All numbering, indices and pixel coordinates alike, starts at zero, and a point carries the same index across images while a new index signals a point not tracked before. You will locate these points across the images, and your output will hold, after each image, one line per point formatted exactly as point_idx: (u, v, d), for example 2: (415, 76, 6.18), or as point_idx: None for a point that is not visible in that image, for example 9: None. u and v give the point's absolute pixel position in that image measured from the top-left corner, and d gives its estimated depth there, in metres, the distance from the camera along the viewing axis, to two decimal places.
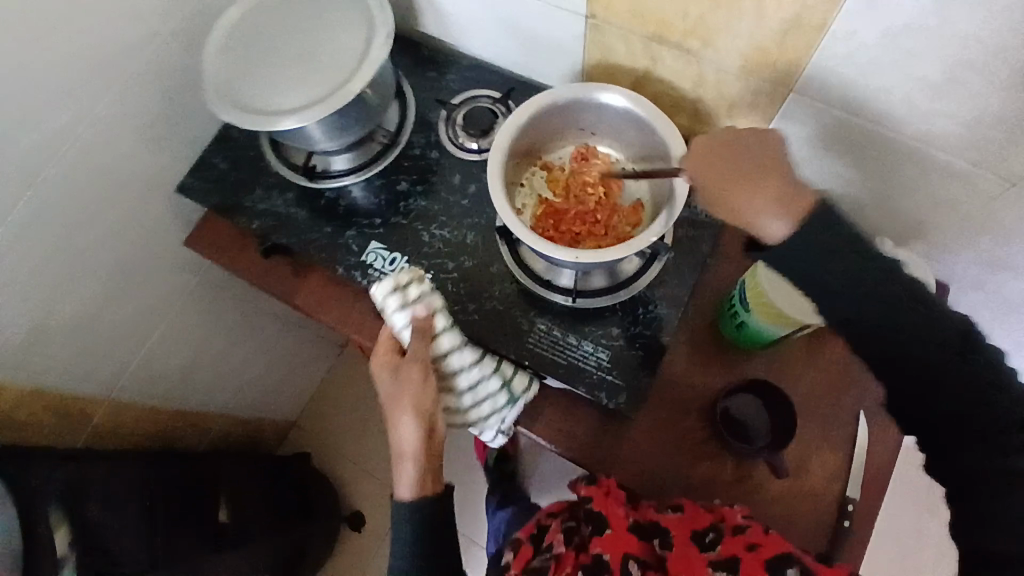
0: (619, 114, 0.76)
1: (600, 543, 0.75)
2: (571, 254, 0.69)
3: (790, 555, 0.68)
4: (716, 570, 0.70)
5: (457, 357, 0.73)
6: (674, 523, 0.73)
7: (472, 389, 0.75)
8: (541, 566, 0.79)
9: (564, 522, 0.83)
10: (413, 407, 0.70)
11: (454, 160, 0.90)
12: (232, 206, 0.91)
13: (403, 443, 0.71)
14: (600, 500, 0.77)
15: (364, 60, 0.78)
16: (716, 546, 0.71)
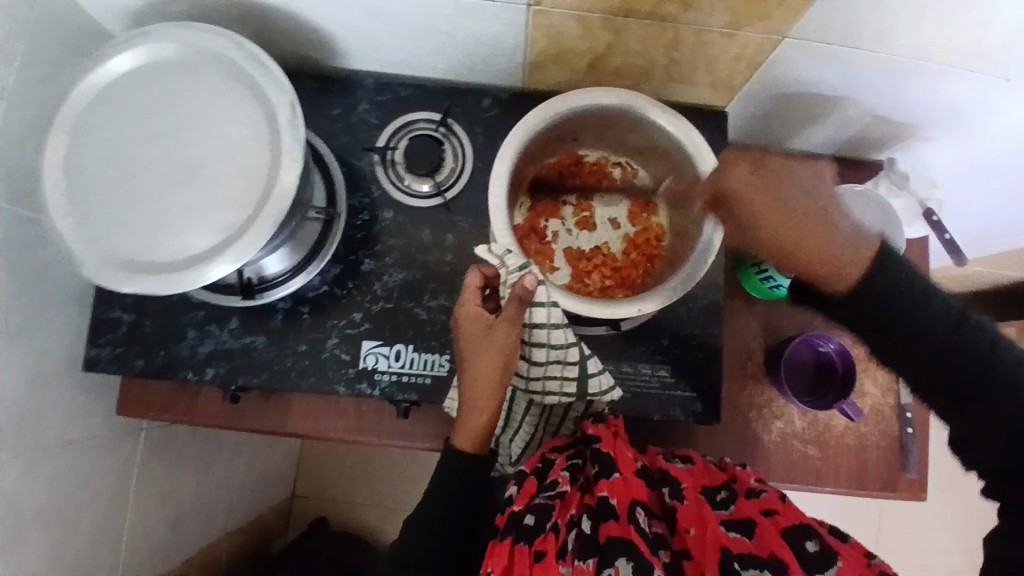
0: (608, 116, 0.64)
1: (606, 487, 0.58)
2: (637, 309, 0.59)
3: (809, 523, 0.55)
4: (731, 529, 0.56)
5: (558, 349, 0.61)
6: (683, 472, 0.64)
7: (568, 383, 0.64)
8: (543, 504, 0.59)
9: (571, 461, 0.65)
10: (496, 379, 0.58)
11: (411, 209, 0.75)
12: (170, 362, 0.75)
13: (475, 398, 0.59)
14: (609, 441, 0.63)
15: (278, 150, 0.60)
16: (730, 503, 0.60)
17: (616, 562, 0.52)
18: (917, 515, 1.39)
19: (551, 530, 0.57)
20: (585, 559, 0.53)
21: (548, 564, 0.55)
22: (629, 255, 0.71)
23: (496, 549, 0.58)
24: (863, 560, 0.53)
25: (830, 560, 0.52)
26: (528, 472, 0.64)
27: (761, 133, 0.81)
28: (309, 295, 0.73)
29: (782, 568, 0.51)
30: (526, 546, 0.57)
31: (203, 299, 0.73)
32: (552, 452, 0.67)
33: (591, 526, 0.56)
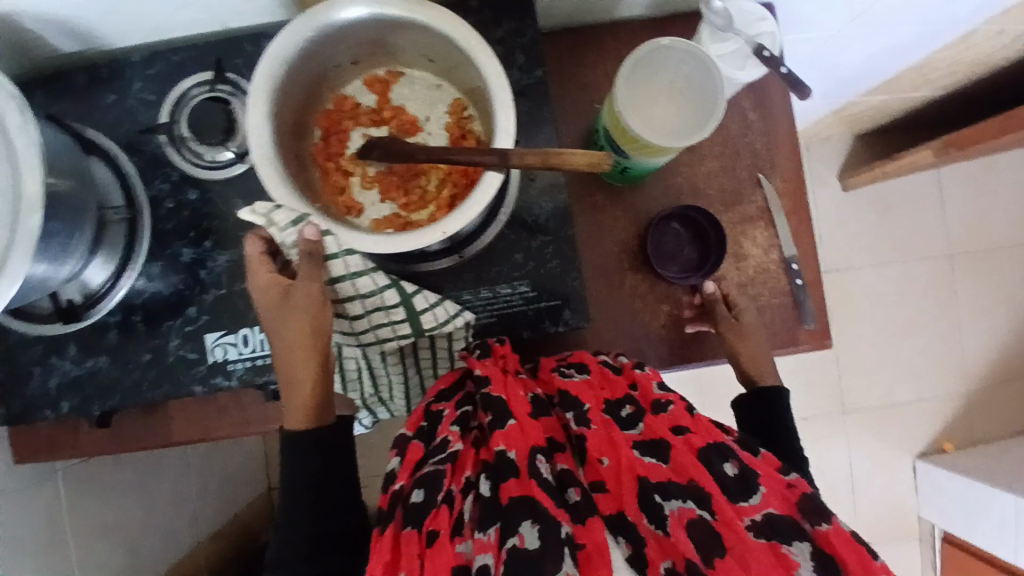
0: (367, 25, 0.57)
1: (502, 440, 0.53)
2: (439, 231, 0.55)
3: (725, 443, 0.53)
4: (646, 454, 0.53)
5: (372, 297, 0.61)
6: (581, 388, 0.58)
7: (400, 325, 0.63)
8: (432, 472, 0.54)
9: (461, 410, 0.60)
10: (308, 344, 0.57)
11: (219, 185, 0.69)
12: (21, 407, 0.71)
13: (290, 368, 0.58)
14: (499, 380, 0.58)
15: (14, 162, 0.54)
16: (637, 422, 0.55)
17: (520, 529, 0.48)
18: (877, 356, 1.40)
19: (443, 502, 0.52)
20: (485, 531, 0.49)
21: (444, 544, 0.50)
22: (444, 189, 0.64)
23: (380, 542, 0.52)
24: (782, 481, 0.52)
25: (752, 486, 0.51)
26: (411, 435, 0.59)
27: (580, 13, 0.72)
28: (136, 303, 0.69)
29: (703, 497, 0.50)
30: (415, 532, 0.51)
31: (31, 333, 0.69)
32: (438, 403, 0.61)
33: (490, 487, 0.51)
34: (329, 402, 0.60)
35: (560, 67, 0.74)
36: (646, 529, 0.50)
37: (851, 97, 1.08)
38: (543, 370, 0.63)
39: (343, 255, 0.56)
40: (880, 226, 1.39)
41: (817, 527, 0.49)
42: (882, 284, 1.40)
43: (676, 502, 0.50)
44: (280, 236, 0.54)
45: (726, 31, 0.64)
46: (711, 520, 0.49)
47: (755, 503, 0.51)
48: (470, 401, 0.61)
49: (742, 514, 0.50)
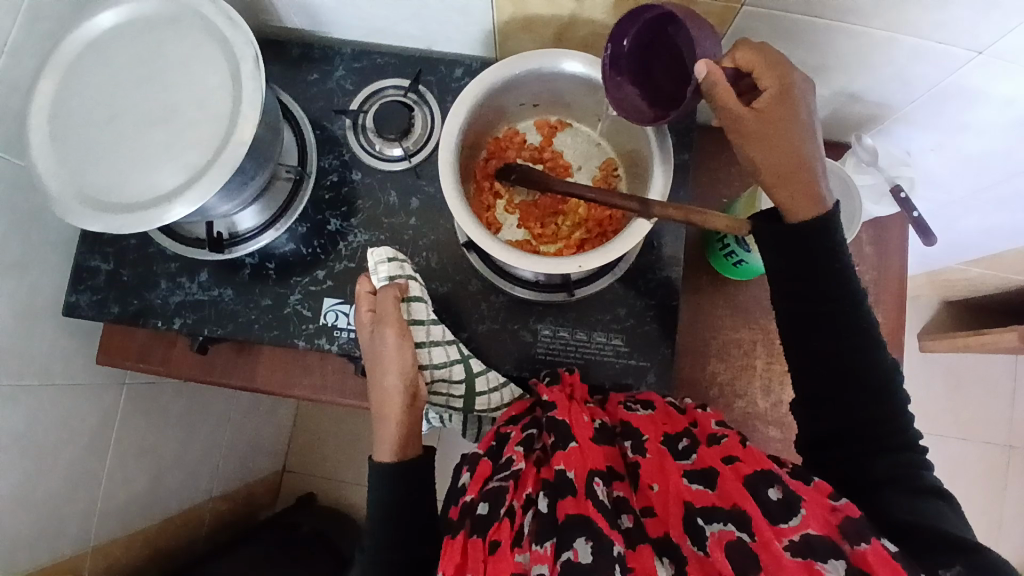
0: (567, 79, 0.65)
1: (562, 459, 0.55)
2: (575, 263, 0.60)
3: (771, 469, 0.52)
4: (694, 481, 0.54)
5: (442, 368, 0.70)
6: (643, 421, 0.62)
7: (455, 398, 0.72)
8: (497, 488, 0.57)
9: (526, 431, 0.63)
10: (398, 375, 0.65)
11: (379, 173, 0.77)
12: (142, 310, 0.78)
13: (382, 404, 0.65)
14: (563, 404, 0.61)
15: (240, 100, 0.63)
16: (692, 453, 0.57)
17: (575, 543, 0.49)
18: None
19: (506, 516, 0.54)
20: (541, 543, 0.50)
21: (504, 553, 0.51)
22: (576, 232, 0.70)
23: (450, 546, 0.54)
24: (825, 504, 0.50)
25: (793, 509, 0.50)
26: (481, 453, 0.62)
27: None
28: (275, 252, 0.76)
29: (744, 521, 0.50)
30: (480, 539, 0.54)
31: (175, 251, 0.76)
32: (506, 425, 0.65)
33: (548, 504, 0.53)
34: (413, 435, 0.66)
35: (703, 157, 0.80)
36: (688, 549, 0.51)
37: (953, 263, 1.10)
38: (610, 403, 0.67)
39: (413, 325, 0.70)
40: (946, 397, 1.37)
41: (855, 546, 0.47)
42: (937, 457, 1.36)
43: (717, 525, 0.51)
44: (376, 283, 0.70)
45: (868, 165, 0.70)
46: (749, 540, 0.49)
47: (795, 524, 0.49)
48: (535, 424, 0.64)
49: (778, 533, 0.49)
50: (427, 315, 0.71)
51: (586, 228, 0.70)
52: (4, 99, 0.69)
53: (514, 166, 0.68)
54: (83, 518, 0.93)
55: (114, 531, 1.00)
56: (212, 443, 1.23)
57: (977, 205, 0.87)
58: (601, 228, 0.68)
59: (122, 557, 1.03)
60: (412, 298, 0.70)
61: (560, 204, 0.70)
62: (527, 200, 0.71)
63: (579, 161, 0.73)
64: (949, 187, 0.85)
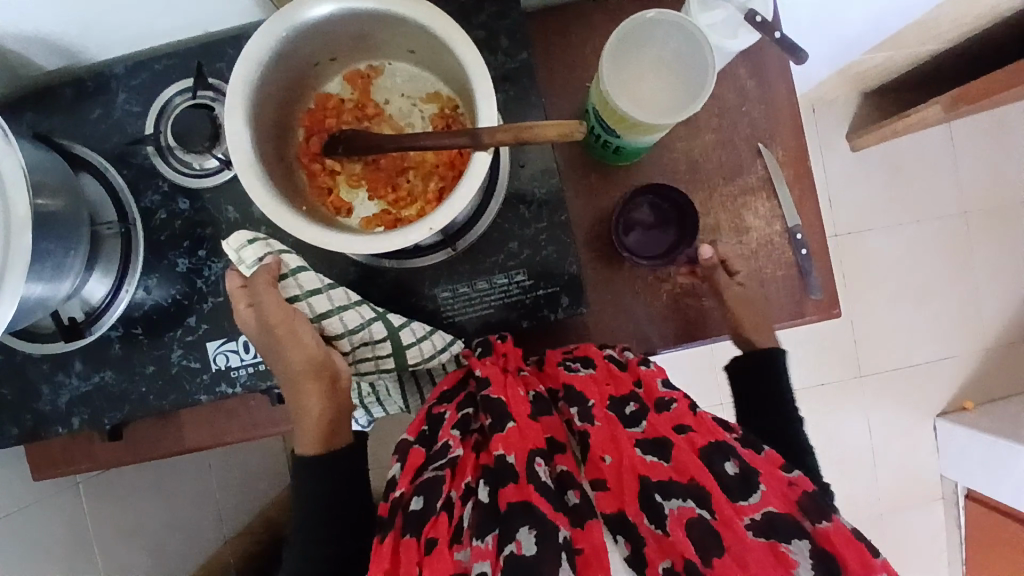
0: (341, 20, 0.55)
1: (501, 443, 0.51)
2: (428, 227, 0.53)
3: (727, 441, 0.52)
4: (647, 453, 0.52)
5: (359, 331, 0.62)
6: (585, 382, 0.56)
7: (385, 360, 0.64)
8: (431, 479, 0.53)
9: (461, 411, 0.57)
10: (298, 364, 0.59)
11: (207, 191, 0.68)
12: (39, 422, 0.72)
13: (292, 395, 0.60)
14: (498, 381, 0.55)
15: (0, 180, 0.54)
16: (640, 419, 0.54)
17: (517, 535, 0.48)
18: (894, 319, 1.37)
19: (442, 510, 0.52)
20: (482, 538, 0.49)
21: (442, 553, 0.50)
22: (431, 184, 0.63)
23: (379, 552, 0.51)
24: (782, 478, 0.50)
25: (752, 484, 0.50)
26: (411, 441, 0.56)
27: None
28: (137, 315, 0.69)
29: (703, 497, 0.50)
30: (415, 538, 0.51)
31: (43, 351, 0.71)
32: (440, 405, 0.58)
33: (488, 494, 0.50)
34: (338, 421, 0.61)
35: (547, 47, 0.71)
36: (646, 529, 0.51)
37: (857, 56, 1.04)
38: (547, 363, 0.60)
39: (310, 297, 0.61)
40: (893, 187, 1.35)
41: (817, 524, 0.48)
42: (899, 247, 1.36)
43: (676, 501, 0.50)
44: (245, 271, 0.61)
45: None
46: (710, 518, 0.49)
47: (755, 501, 0.50)
48: (471, 401, 0.58)
49: (739, 512, 0.49)
50: (322, 282, 0.63)
51: (440, 174, 0.62)
52: None
53: (336, 136, 0.60)
54: None
55: None
56: (206, 492, 1.22)
57: None
58: (455, 170, 0.61)
59: None
60: (295, 270, 0.62)
61: (403, 159, 0.63)
62: (366, 168, 0.63)
63: (406, 101, 0.64)
64: None
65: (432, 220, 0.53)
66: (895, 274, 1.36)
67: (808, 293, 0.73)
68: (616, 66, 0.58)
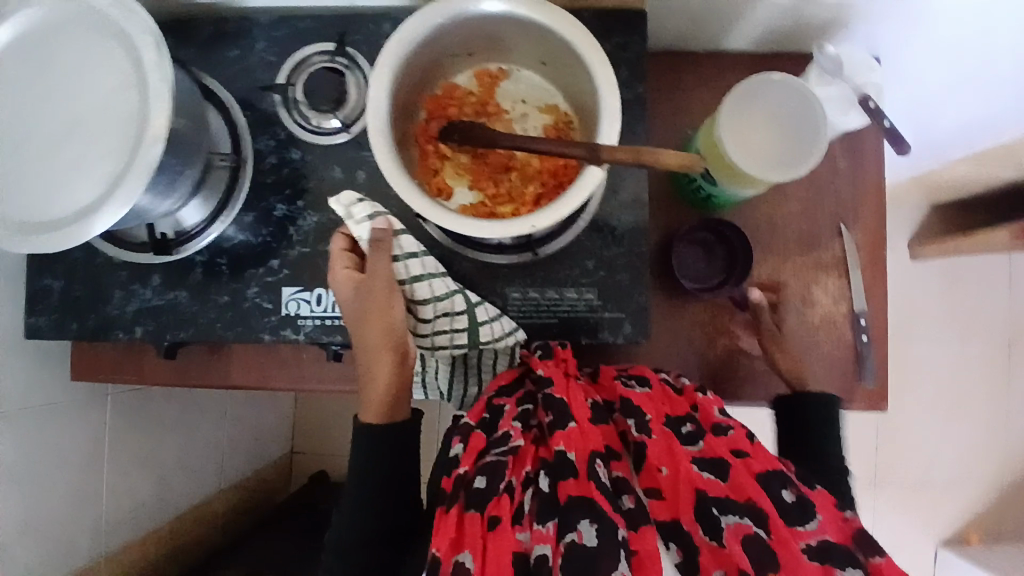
0: (493, 20, 0.59)
1: (562, 439, 0.54)
2: (528, 224, 0.57)
3: (783, 471, 0.56)
4: (704, 470, 0.56)
5: (443, 300, 0.65)
6: (643, 400, 0.58)
7: (459, 335, 0.66)
8: (495, 462, 0.54)
9: (521, 406, 0.60)
10: (383, 338, 0.60)
11: (319, 148, 0.72)
12: (102, 324, 0.75)
13: (367, 363, 0.61)
14: (561, 383, 0.58)
15: (147, 96, 0.58)
16: (697, 439, 0.58)
17: (579, 526, 0.50)
18: (918, 429, 1.36)
19: (504, 491, 0.53)
20: (543, 524, 0.51)
21: (506, 530, 0.51)
22: (530, 189, 0.66)
23: (443, 522, 0.52)
24: (838, 515, 0.56)
25: (810, 513, 0.55)
26: (473, 425, 0.58)
27: (690, 36, 0.73)
28: (225, 246, 0.73)
29: (761, 517, 0.54)
30: (478, 513, 0.52)
31: (125, 259, 0.74)
32: (500, 397, 0.61)
33: (549, 485, 0.53)
34: (403, 398, 0.62)
35: (661, 86, 0.75)
36: (700, 538, 0.54)
37: (939, 164, 1.06)
38: (603, 376, 0.63)
39: (407, 259, 0.63)
40: (943, 300, 1.35)
41: (870, 558, 0.54)
42: (936, 360, 1.36)
43: (733, 518, 0.54)
44: (354, 226, 0.62)
45: (833, 76, 0.64)
46: (766, 537, 0.53)
47: (811, 528, 0.55)
48: (531, 399, 0.61)
49: (796, 535, 0.54)
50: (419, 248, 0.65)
51: (541, 182, 0.66)
52: None
53: (455, 124, 0.63)
54: (91, 534, 0.95)
55: (123, 539, 1.01)
56: (214, 437, 1.24)
57: (962, 99, 0.82)
58: (557, 181, 0.65)
59: (139, 561, 1.06)
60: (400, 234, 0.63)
61: (511, 160, 0.67)
62: (474, 159, 0.67)
63: (526, 107, 0.68)
64: (930, 84, 0.79)
65: (535, 219, 0.58)
66: (926, 385, 1.36)
67: (859, 375, 0.74)
68: (736, 116, 0.60)
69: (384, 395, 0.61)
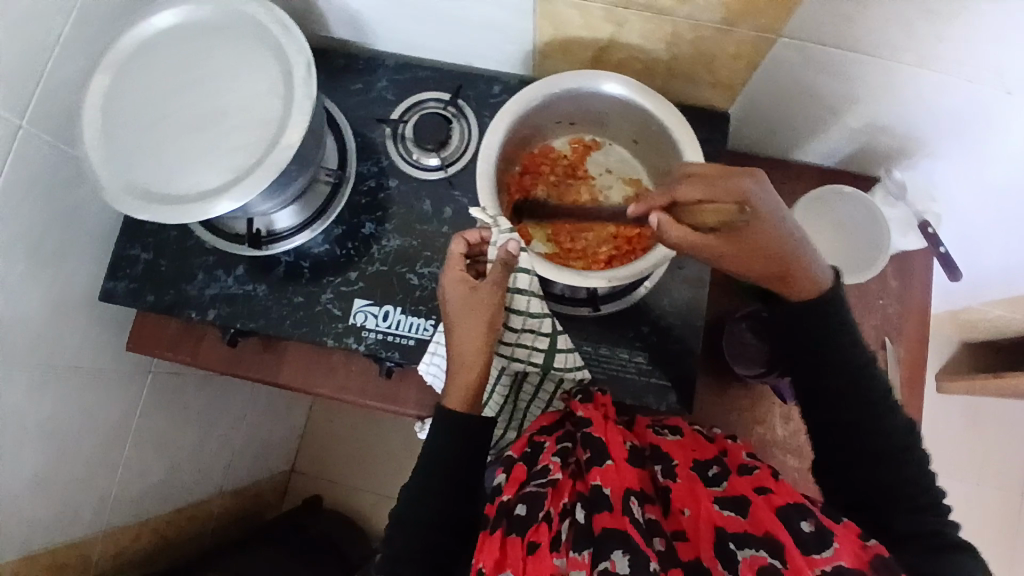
0: (604, 100, 0.67)
1: (598, 475, 0.55)
2: (606, 279, 0.62)
3: (805, 504, 0.53)
4: (725, 508, 0.55)
5: (534, 318, 0.64)
6: (673, 448, 0.62)
7: (537, 354, 0.66)
8: (533, 492, 0.57)
9: (562, 445, 0.62)
10: (484, 334, 0.59)
11: (414, 180, 0.79)
12: (178, 301, 0.79)
13: (463, 353, 0.59)
14: (599, 423, 0.61)
15: (290, 105, 0.65)
16: (722, 481, 0.58)
17: (612, 555, 0.49)
18: None
19: (543, 519, 0.54)
20: (580, 552, 0.51)
21: (542, 555, 0.51)
22: (603, 250, 0.72)
23: (487, 543, 0.54)
24: (857, 542, 0.51)
25: (827, 540, 0.50)
26: (515, 458, 0.62)
27: (764, 143, 0.81)
28: (310, 252, 0.78)
29: (777, 547, 0.50)
30: (519, 538, 0.53)
31: (214, 245, 0.78)
32: (541, 435, 0.65)
33: (585, 516, 0.53)
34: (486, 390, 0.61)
35: None
36: (720, 573, 0.51)
37: (975, 303, 1.11)
38: (638, 425, 0.68)
39: (520, 273, 0.62)
40: (965, 440, 1.35)
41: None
42: (952, 500, 1.34)
43: (749, 551, 0.51)
44: (495, 235, 0.59)
45: (897, 199, 0.72)
46: (781, 567, 0.49)
47: (829, 555, 0.49)
48: (570, 438, 0.63)
49: (811, 563, 0.49)
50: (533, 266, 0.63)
51: (615, 247, 0.71)
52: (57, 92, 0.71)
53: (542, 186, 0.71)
54: (98, 505, 0.93)
55: (126, 519, 1.00)
56: (229, 437, 1.25)
57: (1003, 244, 0.88)
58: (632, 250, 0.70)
59: (132, 547, 1.03)
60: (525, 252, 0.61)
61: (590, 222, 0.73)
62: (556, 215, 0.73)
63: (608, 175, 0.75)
64: (976, 225, 0.86)
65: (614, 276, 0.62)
66: None
67: None
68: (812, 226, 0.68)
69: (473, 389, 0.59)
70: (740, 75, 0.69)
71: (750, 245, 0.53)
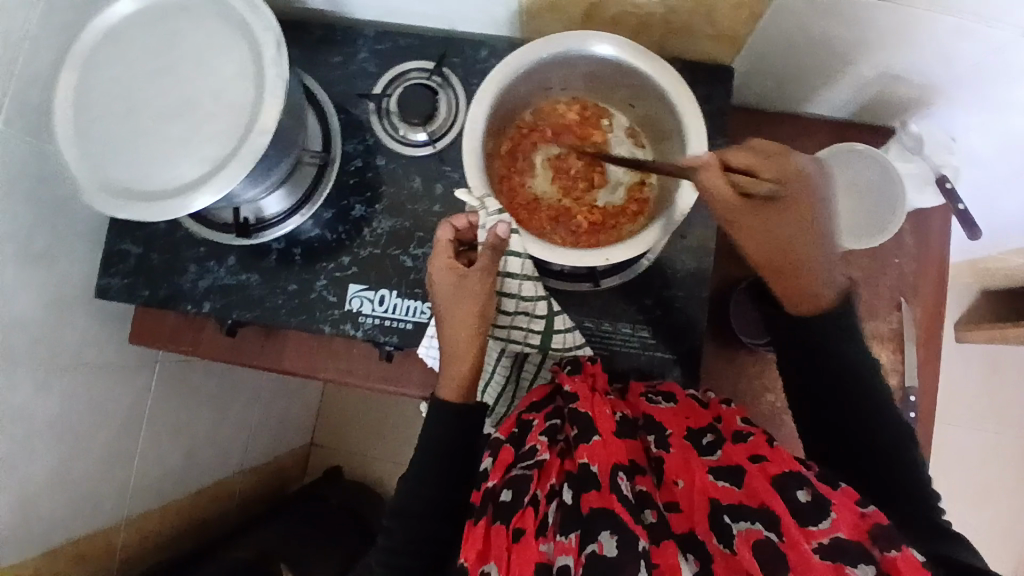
0: (594, 61, 0.62)
1: (584, 452, 0.52)
2: (602, 257, 0.59)
3: (802, 472, 0.50)
4: (720, 479, 0.52)
5: (527, 301, 0.62)
6: (665, 416, 0.59)
7: (533, 335, 0.64)
8: (519, 476, 0.54)
9: (549, 421, 0.59)
10: (475, 325, 0.58)
11: (402, 157, 0.76)
12: (172, 294, 0.78)
13: (454, 344, 0.58)
14: (586, 397, 0.57)
15: (262, 89, 0.61)
16: (717, 450, 0.55)
17: (599, 536, 0.47)
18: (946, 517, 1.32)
19: (529, 504, 0.52)
20: (566, 534, 0.49)
21: (527, 542, 0.50)
22: (590, 219, 0.69)
23: (471, 535, 0.53)
24: (855, 509, 0.48)
25: (824, 512, 0.48)
26: (502, 439, 0.59)
27: (772, 96, 0.76)
28: (301, 238, 0.76)
29: (772, 520, 0.48)
30: (503, 526, 0.52)
31: (203, 236, 0.76)
32: (529, 413, 0.61)
33: (572, 497, 0.51)
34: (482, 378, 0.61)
35: (737, 140, 0.77)
36: (715, 547, 0.49)
37: (997, 251, 1.06)
38: (631, 393, 0.64)
39: (510, 256, 0.59)
40: (984, 385, 1.33)
41: (885, 552, 0.45)
42: (971, 447, 1.33)
43: (745, 523, 0.48)
44: (484, 220, 0.57)
45: (914, 152, 0.69)
46: (777, 541, 0.47)
47: (825, 527, 0.47)
48: (559, 415, 0.59)
49: (808, 536, 0.47)
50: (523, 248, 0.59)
51: (601, 219, 0.69)
52: (28, 86, 0.68)
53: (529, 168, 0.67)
54: (119, 496, 0.95)
55: (148, 504, 1.03)
56: (245, 417, 1.27)
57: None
58: (623, 223, 0.69)
59: (158, 530, 1.06)
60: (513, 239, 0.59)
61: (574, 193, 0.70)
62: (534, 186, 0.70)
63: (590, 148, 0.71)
64: (999, 173, 0.81)
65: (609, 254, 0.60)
66: (958, 472, 1.32)
67: None
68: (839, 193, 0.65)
69: (467, 378, 0.59)
70: (742, 26, 0.64)
71: (780, 215, 0.56)
